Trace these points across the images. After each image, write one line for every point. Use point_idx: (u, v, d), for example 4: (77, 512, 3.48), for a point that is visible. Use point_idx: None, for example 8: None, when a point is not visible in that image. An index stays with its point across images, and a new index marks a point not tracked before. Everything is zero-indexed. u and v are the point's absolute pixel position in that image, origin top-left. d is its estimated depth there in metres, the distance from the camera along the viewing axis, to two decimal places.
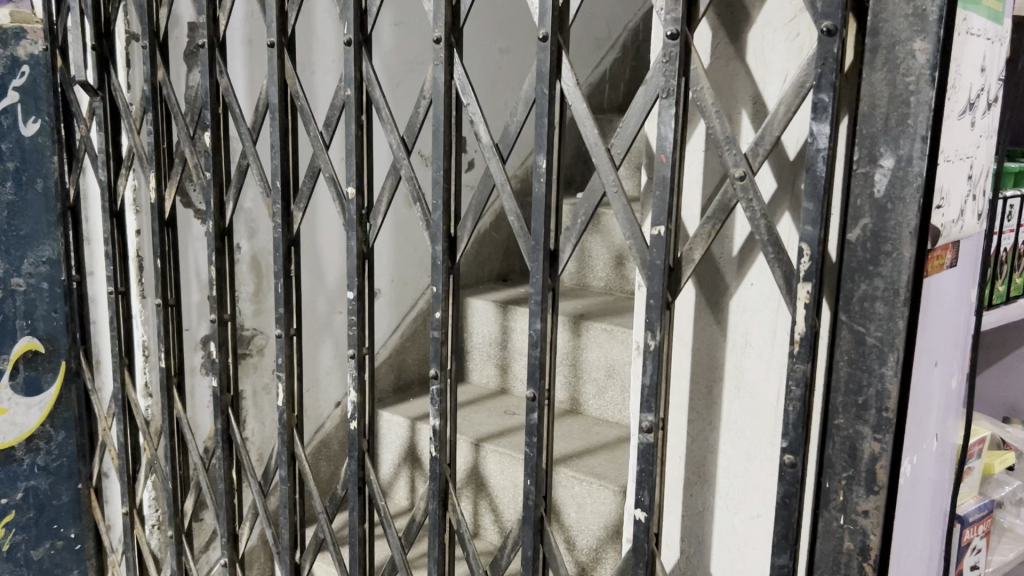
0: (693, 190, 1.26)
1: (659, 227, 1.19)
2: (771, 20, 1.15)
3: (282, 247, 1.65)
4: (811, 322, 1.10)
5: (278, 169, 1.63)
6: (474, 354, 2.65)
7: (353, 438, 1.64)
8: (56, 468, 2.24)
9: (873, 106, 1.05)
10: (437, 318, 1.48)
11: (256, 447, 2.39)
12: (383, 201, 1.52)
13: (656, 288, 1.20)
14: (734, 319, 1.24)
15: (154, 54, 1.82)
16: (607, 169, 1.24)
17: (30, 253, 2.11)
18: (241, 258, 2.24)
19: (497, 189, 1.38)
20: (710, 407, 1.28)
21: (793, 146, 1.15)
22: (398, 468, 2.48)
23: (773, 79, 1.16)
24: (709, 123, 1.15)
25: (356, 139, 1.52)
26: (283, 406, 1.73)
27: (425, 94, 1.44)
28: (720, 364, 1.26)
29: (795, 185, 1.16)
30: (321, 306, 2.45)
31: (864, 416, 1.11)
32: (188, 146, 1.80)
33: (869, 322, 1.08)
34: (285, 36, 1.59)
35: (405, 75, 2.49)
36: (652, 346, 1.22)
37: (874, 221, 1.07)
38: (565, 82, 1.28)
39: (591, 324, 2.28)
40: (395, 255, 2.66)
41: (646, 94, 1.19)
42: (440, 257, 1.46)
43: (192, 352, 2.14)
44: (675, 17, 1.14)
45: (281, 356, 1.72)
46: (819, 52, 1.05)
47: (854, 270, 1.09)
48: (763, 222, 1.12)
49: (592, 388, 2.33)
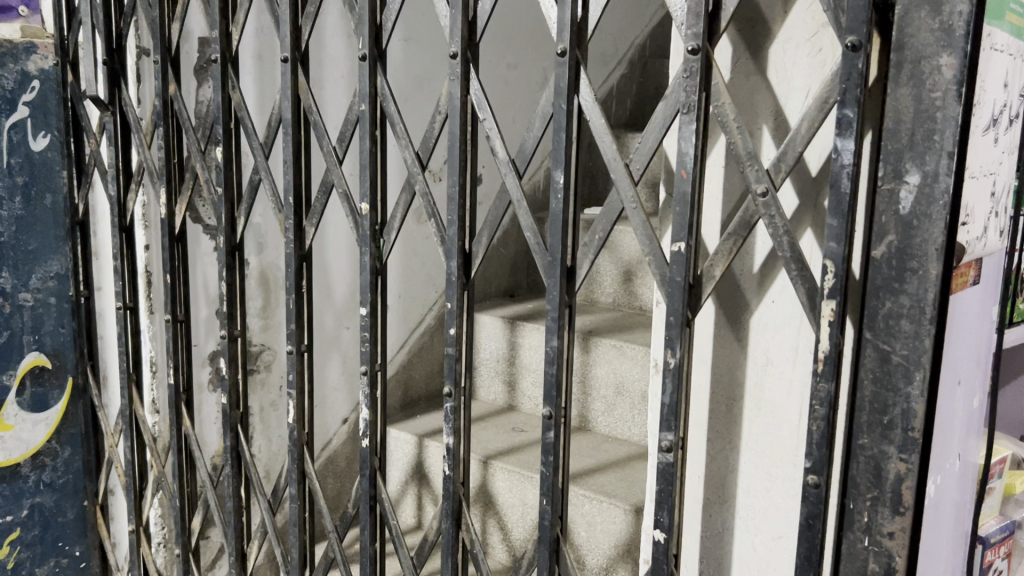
0: (713, 205, 1.24)
1: (679, 243, 1.17)
2: (793, 35, 1.14)
3: (295, 262, 1.64)
4: (836, 340, 1.08)
5: (291, 185, 1.62)
6: (482, 370, 2.63)
7: (365, 456, 1.62)
8: (61, 485, 2.21)
9: (898, 121, 1.04)
10: (451, 335, 1.47)
11: (264, 463, 2.37)
12: (397, 217, 1.50)
13: (676, 305, 1.19)
14: (755, 337, 1.22)
15: (166, 69, 1.81)
16: (625, 184, 1.23)
17: (39, 268, 2.10)
18: (250, 274, 2.23)
19: (514, 206, 1.37)
20: (730, 426, 1.26)
21: (816, 161, 1.14)
22: (406, 485, 2.45)
23: (795, 94, 1.15)
24: (731, 139, 1.13)
25: (370, 154, 1.51)
26: (294, 423, 1.71)
27: (440, 109, 1.43)
28: (741, 381, 1.24)
29: (818, 202, 1.15)
30: (329, 321, 2.43)
31: (889, 435, 1.09)
32: (199, 161, 1.79)
33: (895, 340, 1.07)
34: (299, 51, 1.58)
35: (415, 90, 2.48)
36: (672, 363, 1.20)
37: (899, 238, 1.05)
38: (583, 97, 1.27)
39: (601, 341, 2.26)
40: (403, 271, 2.65)
41: (665, 110, 1.18)
42: (455, 273, 1.45)
43: (200, 368, 2.12)
44: (695, 32, 1.13)
45: (292, 372, 1.70)
46: (844, 67, 1.04)
47: (878, 287, 1.08)
48: (786, 239, 1.10)
49: (601, 406, 2.31)
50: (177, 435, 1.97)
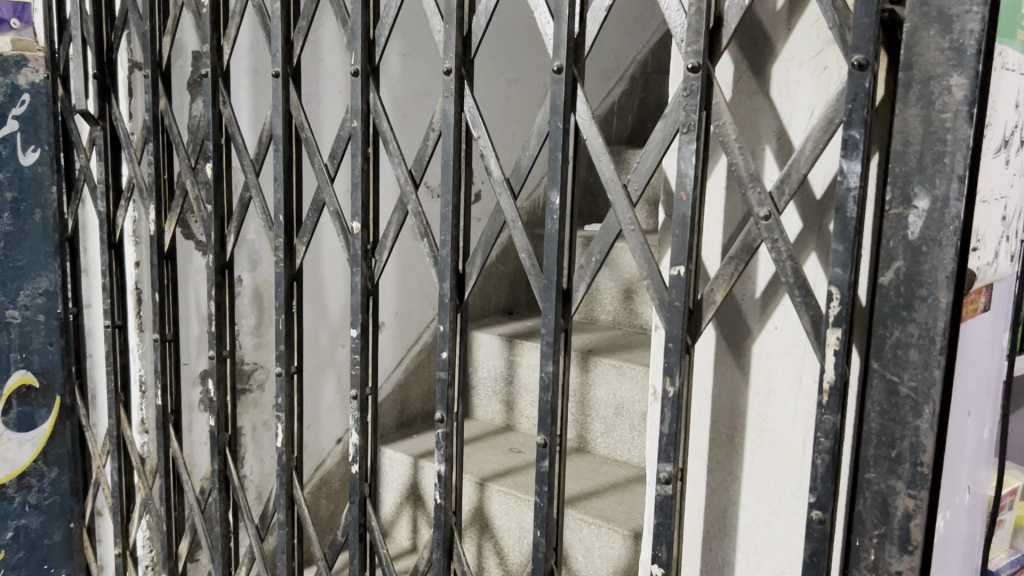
0: (714, 228, 1.20)
1: (678, 267, 1.13)
2: (797, 52, 1.10)
3: (285, 281, 1.60)
4: (842, 370, 1.04)
5: (281, 203, 1.58)
6: (479, 390, 2.59)
7: (355, 482, 1.57)
8: (48, 506, 2.17)
9: (906, 143, 1.00)
10: (444, 358, 1.42)
11: (255, 485, 2.32)
12: (389, 236, 1.46)
13: (675, 331, 1.14)
14: (757, 365, 1.18)
15: (156, 84, 1.78)
16: (623, 206, 1.19)
17: (27, 285, 2.06)
18: (242, 291, 2.19)
19: (508, 226, 1.33)
20: (731, 457, 1.22)
21: (821, 184, 1.10)
22: (400, 507, 2.40)
23: (798, 114, 1.11)
24: (732, 159, 1.10)
25: (362, 172, 1.47)
26: (283, 447, 1.66)
27: (434, 126, 1.39)
28: (742, 410, 1.20)
29: (822, 225, 1.11)
30: (323, 339, 2.38)
31: (897, 470, 1.04)
32: (190, 178, 1.75)
33: (903, 371, 1.03)
34: (290, 66, 1.55)
35: (413, 105, 2.45)
36: (671, 392, 1.15)
37: (907, 264, 1.01)
38: (580, 115, 1.23)
39: (599, 361, 2.22)
40: (399, 288, 2.61)
41: (665, 129, 1.14)
42: (448, 294, 1.41)
43: (190, 388, 2.08)
44: (696, 49, 1.09)
45: (281, 395, 1.65)
46: (850, 87, 1.00)
47: (885, 315, 1.04)
48: (790, 264, 1.06)
49: (600, 427, 2.26)
50: (164, 458, 1.92)
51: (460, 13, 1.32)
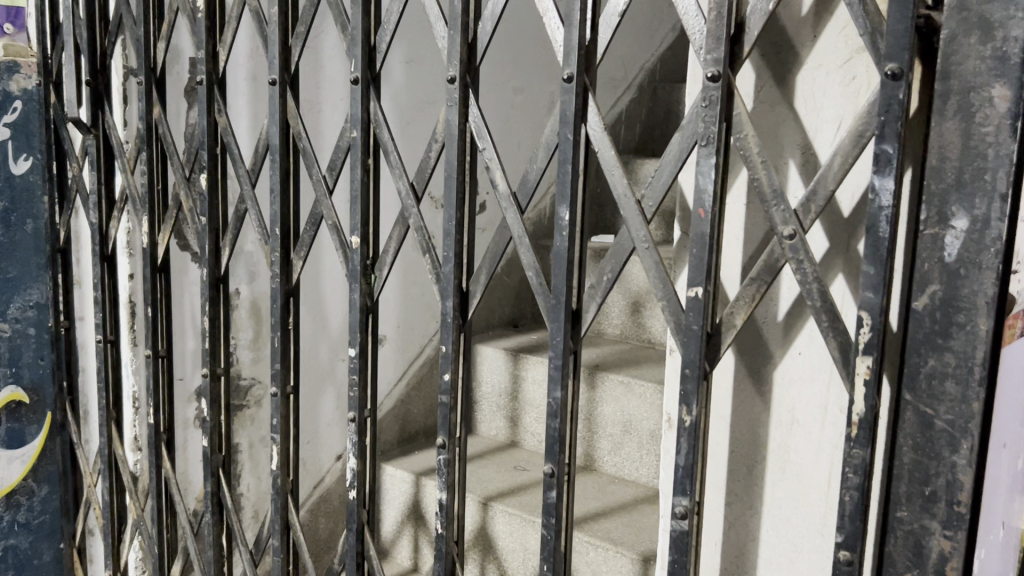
0: (733, 246, 1.13)
1: (696, 288, 1.06)
2: (823, 60, 1.03)
3: (281, 297, 1.53)
4: (872, 402, 0.97)
5: (277, 215, 1.51)
6: (483, 405, 2.52)
7: (352, 508, 1.50)
8: (38, 525, 2.10)
9: (943, 158, 0.93)
10: (447, 381, 1.36)
11: (251, 504, 2.25)
12: (389, 251, 1.39)
13: (692, 356, 1.07)
14: (779, 394, 1.10)
15: (150, 91, 1.71)
16: (637, 222, 1.12)
17: (18, 297, 2.00)
18: (240, 305, 2.12)
19: (515, 241, 1.26)
20: (751, 491, 1.14)
21: (849, 202, 1.03)
22: (401, 527, 2.33)
23: (825, 126, 1.04)
24: (754, 174, 1.03)
25: (362, 185, 1.40)
26: (278, 470, 1.59)
27: (437, 137, 1.32)
28: (763, 441, 1.13)
29: (850, 245, 1.04)
30: (323, 353, 2.32)
31: (932, 508, 0.97)
32: (184, 189, 1.69)
33: (938, 403, 0.96)
34: (288, 73, 1.48)
35: (417, 113, 2.39)
36: (688, 422, 1.09)
37: (943, 289, 0.94)
38: (591, 126, 1.17)
39: (607, 377, 2.15)
40: (402, 301, 2.55)
41: (681, 142, 1.07)
42: (451, 313, 1.34)
43: (185, 405, 2.01)
44: (716, 57, 1.02)
45: (275, 416, 1.58)
46: (883, 98, 0.93)
47: (919, 342, 0.97)
48: (816, 286, 0.99)
49: (607, 445, 2.19)
50: (156, 478, 1.85)
51: (465, 18, 1.26)
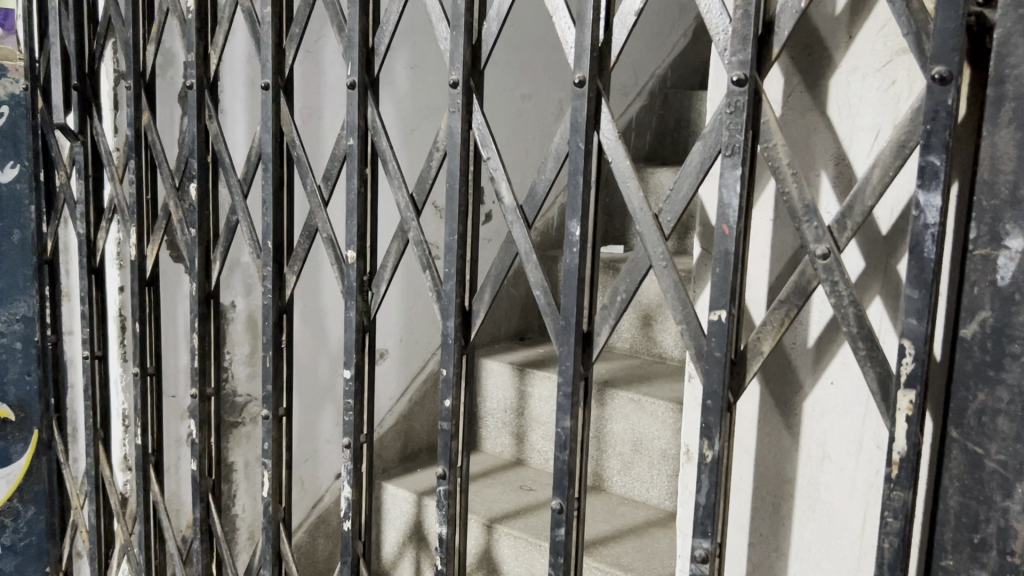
0: (759, 265, 1.04)
1: (719, 311, 0.97)
2: (859, 63, 0.94)
3: (272, 315, 1.44)
4: (915, 440, 0.87)
5: (270, 228, 1.43)
6: (487, 422, 2.43)
7: (347, 540, 1.42)
8: (24, 548, 2.03)
9: (996, 172, 0.84)
10: (447, 408, 1.27)
11: (247, 526, 2.16)
12: (387, 266, 1.31)
13: (714, 386, 0.98)
14: (809, 427, 1.01)
15: (140, 96, 1.64)
16: (653, 238, 1.03)
17: (3, 311, 1.92)
18: (236, 318, 2.04)
19: (521, 258, 1.18)
20: (777, 531, 1.05)
21: (887, 218, 0.94)
22: (402, 549, 2.23)
23: (861, 135, 0.95)
24: (783, 187, 0.94)
25: (359, 195, 1.32)
26: (269, 497, 1.50)
27: (438, 145, 1.24)
28: (790, 477, 1.03)
29: (889, 265, 0.95)
30: (323, 368, 2.23)
31: (981, 557, 0.88)
32: (174, 200, 1.61)
33: (990, 442, 0.86)
34: (282, 77, 1.40)
35: (420, 121, 2.30)
36: (710, 457, 0.99)
37: (995, 315, 0.85)
38: (604, 134, 1.08)
39: (617, 394, 2.05)
40: (404, 314, 2.46)
41: (703, 151, 0.98)
42: (452, 334, 1.25)
43: (178, 422, 1.92)
44: (741, 59, 0.93)
45: (267, 440, 1.49)
46: (929, 104, 0.83)
47: (968, 374, 0.87)
48: (853, 310, 0.90)
49: (617, 464, 2.09)
50: (144, 503, 1.77)
51: (468, 18, 1.17)
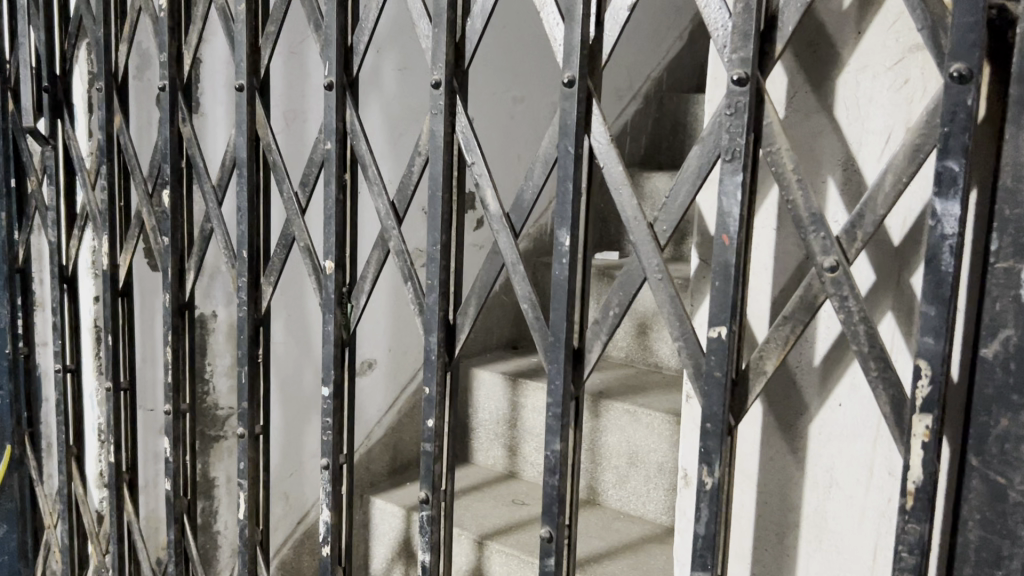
0: (761, 278, 0.97)
1: (719, 328, 0.90)
2: (869, 62, 0.88)
3: (247, 328, 1.37)
4: (932, 469, 0.80)
5: (245, 236, 1.36)
6: (478, 434, 2.36)
7: (325, 566, 1.35)
8: None
9: (1019, 179, 0.77)
10: (430, 428, 1.20)
11: (228, 543, 2.09)
12: (367, 278, 1.23)
13: (714, 409, 0.91)
14: (816, 451, 0.94)
15: (111, 97, 1.56)
16: (648, 248, 0.96)
17: None
18: (216, 329, 1.96)
19: (507, 269, 1.11)
20: (781, 563, 0.99)
21: (900, 228, 0.88)
22: (390, 566, 2.15)
23: (871, 139, 0.88)
24: (788, 195, 0.87)
25: (337, 203, 1.24)
26: (245, 520, 1.43)
27: (421, 149, 1.17)
28: (796, 505, 0.96)
29: (901, 279, 0.88)
30: (308, 380, 2.15)
31: None
32: (146, 207, 1.53)
33: (1013, 471, 0.79)
34: (257, 78, 1.33)
35: (408, 124, 2.23)
36: (709, 485, 0.93)
37: (1020, 333, 0.78)
38: (596, 139, 1.01)
39: (613, 405, 1.98)
40: (393, 323, 2.39)
41: (701, 156, 0.91)
42: (436, 350, 1.18)
43: (154, 437, 1.85)
44: (743, 57, 0.86)
45: (243, 460, 1.42)
46: (947, 105, 0.76)
47: (989, 398, 0.80)
48: (863, 328, 0.83)
49: (612, 478, 2.01)
50: (117, 523, 1.70)
51: (451, 15, 1.10)
